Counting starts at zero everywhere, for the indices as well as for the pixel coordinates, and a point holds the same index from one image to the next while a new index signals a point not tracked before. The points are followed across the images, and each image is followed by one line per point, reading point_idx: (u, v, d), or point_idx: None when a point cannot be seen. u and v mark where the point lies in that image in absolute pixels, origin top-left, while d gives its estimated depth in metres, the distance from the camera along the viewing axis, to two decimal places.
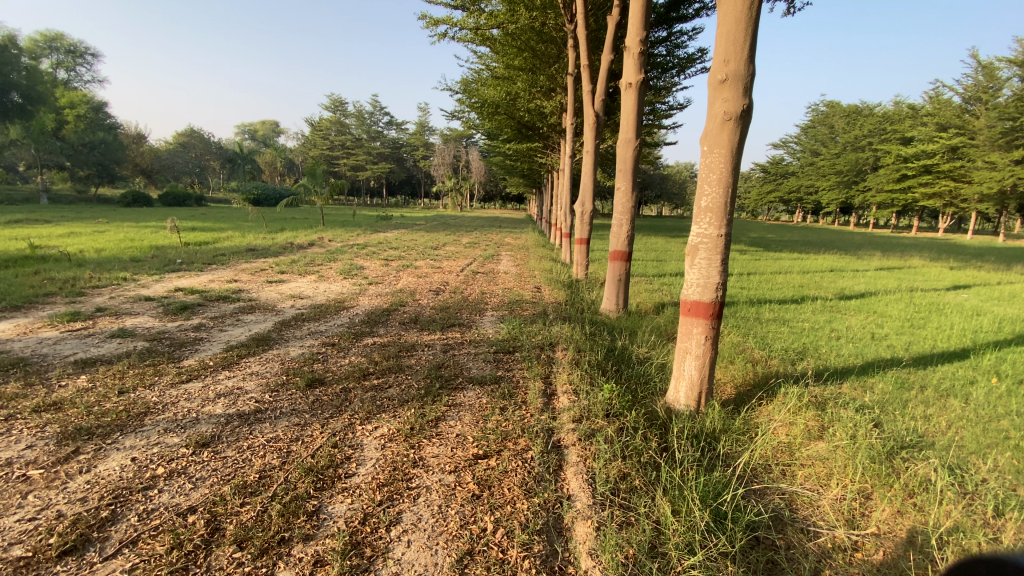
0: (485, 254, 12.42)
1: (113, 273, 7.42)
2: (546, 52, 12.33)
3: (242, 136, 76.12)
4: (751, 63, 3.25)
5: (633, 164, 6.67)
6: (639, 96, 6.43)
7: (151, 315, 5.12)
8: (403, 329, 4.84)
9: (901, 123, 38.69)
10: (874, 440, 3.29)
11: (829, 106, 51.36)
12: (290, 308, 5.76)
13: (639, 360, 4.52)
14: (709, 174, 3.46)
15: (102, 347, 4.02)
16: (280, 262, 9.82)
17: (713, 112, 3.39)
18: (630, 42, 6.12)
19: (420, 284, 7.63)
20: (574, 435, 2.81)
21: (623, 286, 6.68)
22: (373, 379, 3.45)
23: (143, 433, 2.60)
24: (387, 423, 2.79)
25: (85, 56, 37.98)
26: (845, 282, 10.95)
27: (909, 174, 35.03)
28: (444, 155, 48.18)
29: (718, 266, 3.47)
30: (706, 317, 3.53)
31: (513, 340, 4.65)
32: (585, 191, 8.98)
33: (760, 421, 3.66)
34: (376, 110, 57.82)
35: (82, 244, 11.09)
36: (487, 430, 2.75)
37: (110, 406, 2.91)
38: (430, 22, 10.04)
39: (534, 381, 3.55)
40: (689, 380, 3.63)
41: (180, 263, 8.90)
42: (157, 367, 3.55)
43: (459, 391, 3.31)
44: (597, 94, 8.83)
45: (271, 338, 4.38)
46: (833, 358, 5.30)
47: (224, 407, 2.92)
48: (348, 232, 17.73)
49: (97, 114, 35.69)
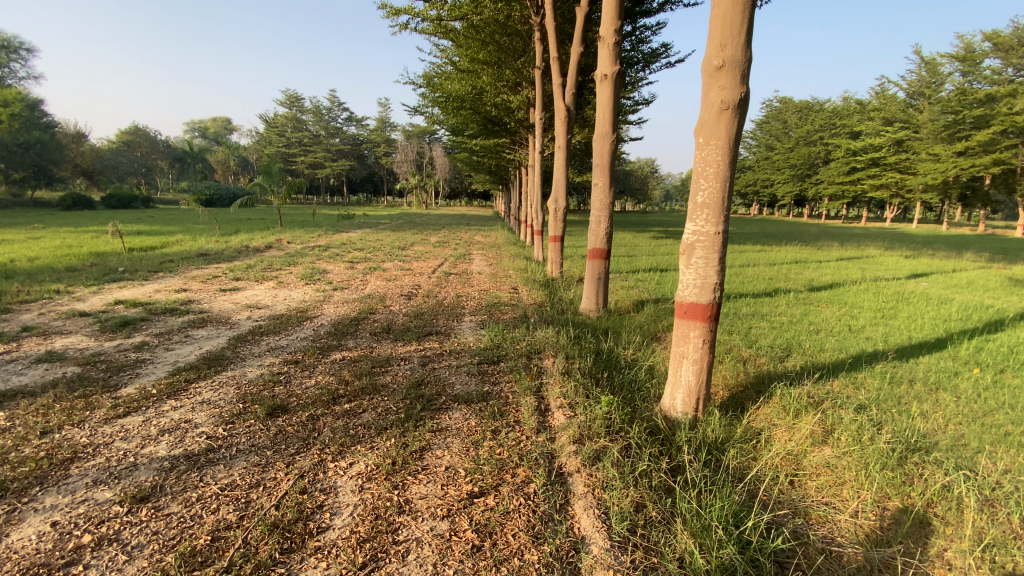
0: (455, 254, 12.06)
1: (46, 285, 6.68)
2: (511, 46, 12.05)
3: (191, 134, 72.84)
4: (749, 49, 3.04)
5: (610, 159, 6.40)
6: (615, 89, 6.17)
7: (85, 333, 4.52)
8: (375, 341, 4.44)
9: (849, 118, 40.36)
10: (884, 445, 3.15)
11: (782, 102, 53.10)
12: (246, 320, 5.27)
13: (628, 364, 4.28)
14: (705, 168, 3.20)
15: (24, 374, 3.45)
16: (235, 267, 9.17)
17: (709, 101, 3.15)
18: (605, 32, 5.88)
19: (390, 289, 7.18)
20: (577, 459, 2.52)
21: (603, 286, 6.44)
22: (345, 403, 3.07)
23: (69, 486, 2.13)
24: (364, 458, 2.43)
25: (20, 52, 35.23)
26: (812, 273, 11.11)
27: (858, 166, 36.65)
28: (407, 152, 47.15)
29: (716, 265, 3.22)
30: (704, 320, 3.29)
31: (496, 348, 4.33)
32: (558, 187, 8.70)
33: (761, 427, 3.47)
34: (335, 107, 56.20)
35: (10, 253, 10.06)
36: (480, 461, 2.43)
37: (29, 452, 2.39)
38: (391, 12, 9.61)
39: (526, 397, 3.23)
40: (686, 387, 3.39)
41: (122, 272, 8.14)
42: (90, 399, 3.03)
43: (443, 412, 2.97)
44: (568, 87, 8.54)
45: (225, 357, 3.91)
46: (818, 354, 5.19)
47: (170, 448, 2.48)
48: (308, 233, 16.93)
49: (33, 112, 33.10)
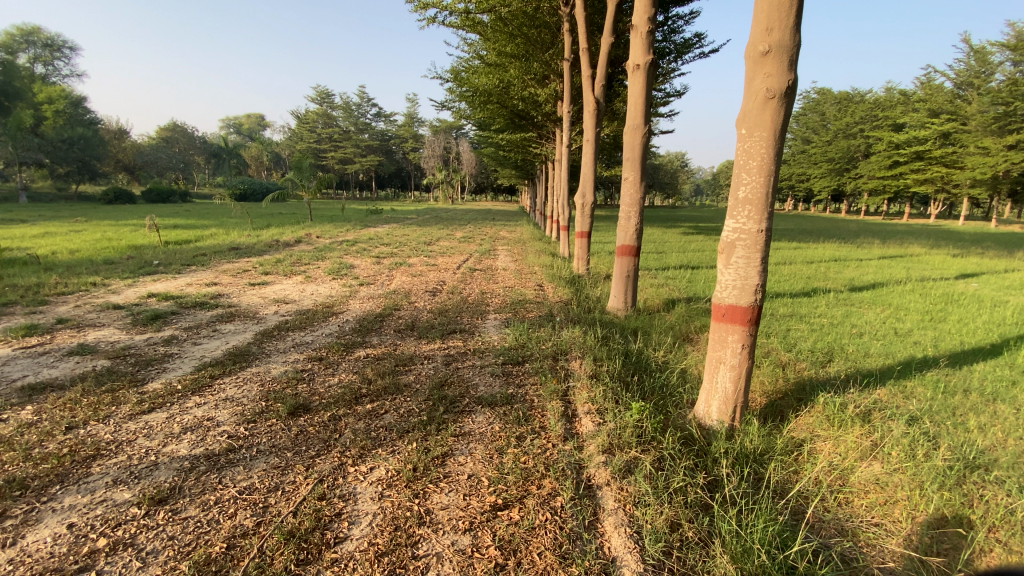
0: (480, 249, 11.97)
1: (83, 277, 6.86)
2: (539, 38, 11.85)
3: (227, 130, 75.03)
4: (798, 33, 2.82)
5: (641, 152, 6.15)
6: (647, 79, 5.91)
7: (118, 326, 4.60)
8: (399, 338, 4.38)
9: (892, 110, 38.51)
10: (941, 462, 2.89)
11: (820, 93, 51.10)
12: (273, 315, 5.29)
13: (659, 367, 4.09)
14: (748, 161, 3.00)
15: (56, 367, 3.50)
16: (264, 261, 9.28)
17: (753, 89, 2.95)
18: (637, 20, 5.65)
19: (415, 285, 7.14)
20: (606, 470, 2.38)
21: (632, 284, 6.25)
22: (367, 403, 2.99)
23: (88, 486, 2.11)
24: (385, 463, 2.35)
25: (63, 50, 36.67)
26: (852, 272, 10.59)
27: (900, 160, 35.00)
28: (433, 147, 47.34)
29: (758, 265, 3.01)
30: (744, 323, 3.09)
31: (522, 348, 4.21)
32: (585, 182, 8.49)
33: (802, 439, 3.26)
34: (364, 102, 56.87)
35: (54, 245, 10.47)
36: (504, 470, 2.32)
37: (53, 448, 2.40)
38: (419, 6, 9.54)
39: (552, 401, 3.10)
40: (722, 394, 3.20)
41: (157, 265, 8.34)
42: (116, 394, 3.05)
43: (466, 415, 2.87)
44: (597, 78, 8.30)
45: (250, 353, 3.91)
46: (864, 360, 4.88)
47: (191, 447, 2.46)
48: (337, 228, 17.09)
49: (77, 109, 34.61)
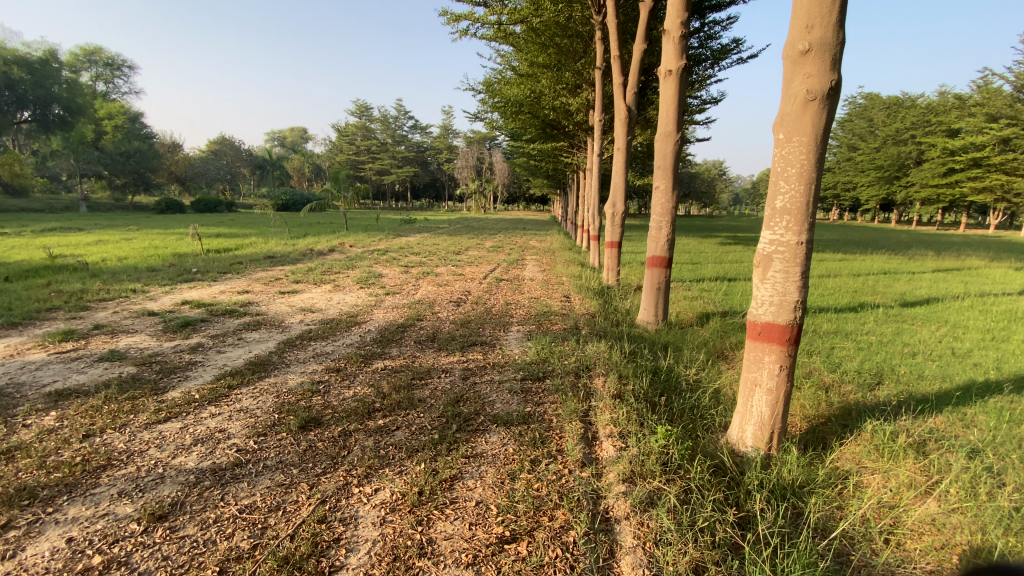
0: (509, 259, 11.89)
1: (125, 284, 7.13)
2: (571, 47, 11.76)
3: (271, 143, 78.30)
4: (842, 30, 2.61)
5: (674, 159, 5.91)
6: (680, 85, 5.70)
7: (149, 333, 4.71)
8: (418, 350, 4.31)
9: (945, 115, 36.57)
10: (1009, 503, 2.56)
11: (867, 99, 49.07)
12: (298, 324, 5.32)
13: (690, 386, 3.85)
14: (786, 168, 2.79)
15: (85, 373, 3.58)
16: (297, 270, 9.47)
17: (791, 91, 2.75)
18: (670, 25, 5.48)
19: (441, 294, 7.09)
20: (626, 502, 2.20)
21: (663, 296, 6.00)
22: (379, 418, 2.91)
23: (94, 498, 2.09)
24: (390, 484, 2.24)
25: (122, 69, 39.12)
26: (902, 286, 9.94)
27: (955, 167, 33.13)
28: (468, 157, 47.90)
29: (797, 279, 2.78)
30: (781, 343, 2.86)
31: (543, 363, 4.06)
32: (616, 191, 8.28)
33: (848, 470, 2.98)
34: (401, 115, 58.27)
35: (105, 252, 11.02)
36: (515, 498, 2.17)
37: (68, 456, 2.41)
38: (452, 18, 9.63)
39: (571, 423, 2.93)
40: (758, 418, 2.97)
41: (195, 272, 8.62)
42: (136, 402, 3.06)
43: (479, 435, 2.74)
44: (629, 86, 8.11)
45: (270, 362, 3.90)
46: (918, 383, 4.48)
47: (199, 459, 2.42)
48: (370, 237, 17.37)
49: (134, 124, 36.85)
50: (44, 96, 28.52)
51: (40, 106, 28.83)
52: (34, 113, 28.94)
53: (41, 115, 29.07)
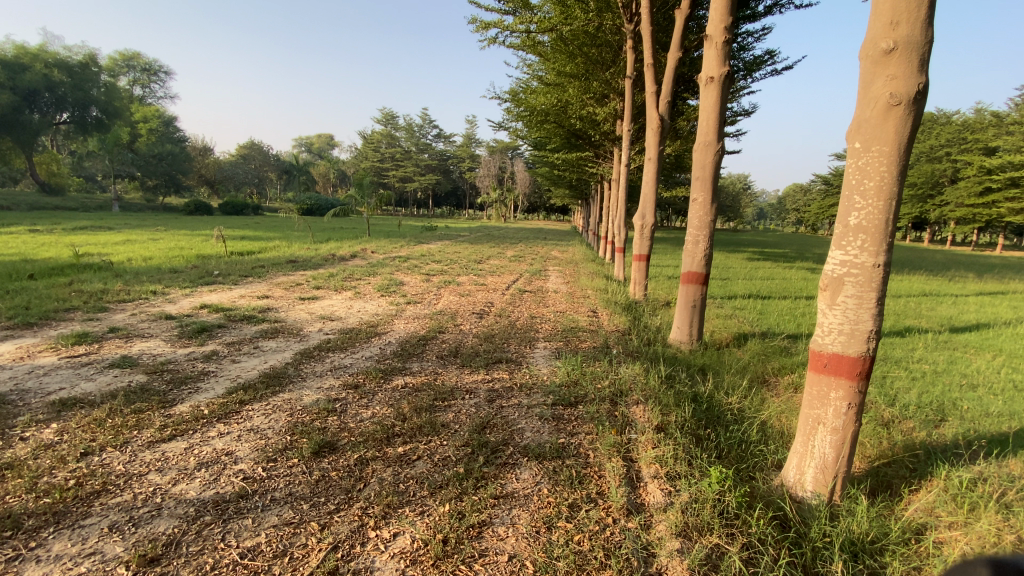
0: (531, 269, 11.65)
1: (146, 285, 7.08)
2: (601, 56, 11.53)
3: (298, 147, 80.02)
4: (932, 28, 2.30)
5: (714, 169, 5.55)
6: (722, 93, 5.36)
7: (164, 338, 4.57)
8: (440, 366, 4.05)
9: (982, 132, 35.28)
10: None
11: None
12: (316, 333, 5.12)
13: (735, 417, 3.52)
14: (863, 180, 2.47)
15: (94, 380, 3.41)
16: (319, 275, 9.35)
17: (871, 96, 2.44)
18: (713, 30, 5.18)
19: (463, 306, 6.86)
20: (683, 563, 1.88)
21: (698, 313, 5.66)
22: (399, 446, 2.65)
23: (82, 532, 1.87)
24: (411, 528, 1.98)
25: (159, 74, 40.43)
26: (948, 310, 9.35)
27: (992, 186, 31.76)
28: (488, 167, 48.41)
29: (872, 306, 2.45)
30: (851, 377, 2.52)
31: (574, 385, 3.77)
32: (646, 202, 7.97)
33: (924, 524, 2.61)
34: (426, 123, 58.88)
35: (131, 252, 11.11)
36: (553, 553, 1.88)
37: (61, 478, 2.21)
38: (481, 26, 9.51)
39: (610, 460, 2.63)
40: (820, 461, 2.63)
41: (216, 275, 8.54)
42: (141, 416, 2.87)
43: (509, 470, 2.46)
44: (662, 95, 7.85)
45: (286, 375, 3.69)
46: (986, 420, 4.06)
47: (201, 489, 2.19)
48: (392, 244, 17.32)
49: (167, 127, 37.96)
50: (83, 99, 29.47)
51: (79, 108, 29.78)
52: (72, 115, 29.85)
53: (79, 117, 29.97)
